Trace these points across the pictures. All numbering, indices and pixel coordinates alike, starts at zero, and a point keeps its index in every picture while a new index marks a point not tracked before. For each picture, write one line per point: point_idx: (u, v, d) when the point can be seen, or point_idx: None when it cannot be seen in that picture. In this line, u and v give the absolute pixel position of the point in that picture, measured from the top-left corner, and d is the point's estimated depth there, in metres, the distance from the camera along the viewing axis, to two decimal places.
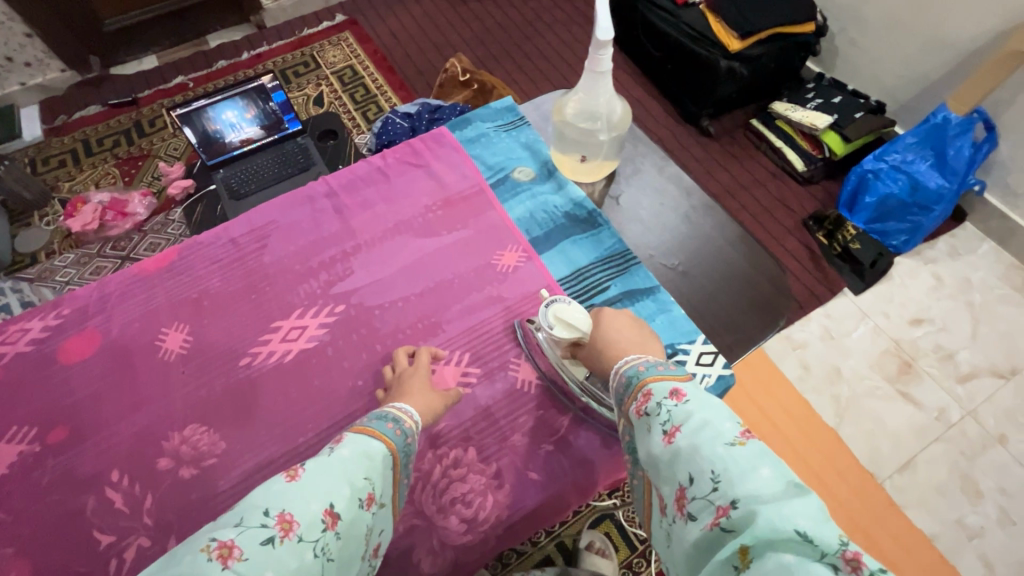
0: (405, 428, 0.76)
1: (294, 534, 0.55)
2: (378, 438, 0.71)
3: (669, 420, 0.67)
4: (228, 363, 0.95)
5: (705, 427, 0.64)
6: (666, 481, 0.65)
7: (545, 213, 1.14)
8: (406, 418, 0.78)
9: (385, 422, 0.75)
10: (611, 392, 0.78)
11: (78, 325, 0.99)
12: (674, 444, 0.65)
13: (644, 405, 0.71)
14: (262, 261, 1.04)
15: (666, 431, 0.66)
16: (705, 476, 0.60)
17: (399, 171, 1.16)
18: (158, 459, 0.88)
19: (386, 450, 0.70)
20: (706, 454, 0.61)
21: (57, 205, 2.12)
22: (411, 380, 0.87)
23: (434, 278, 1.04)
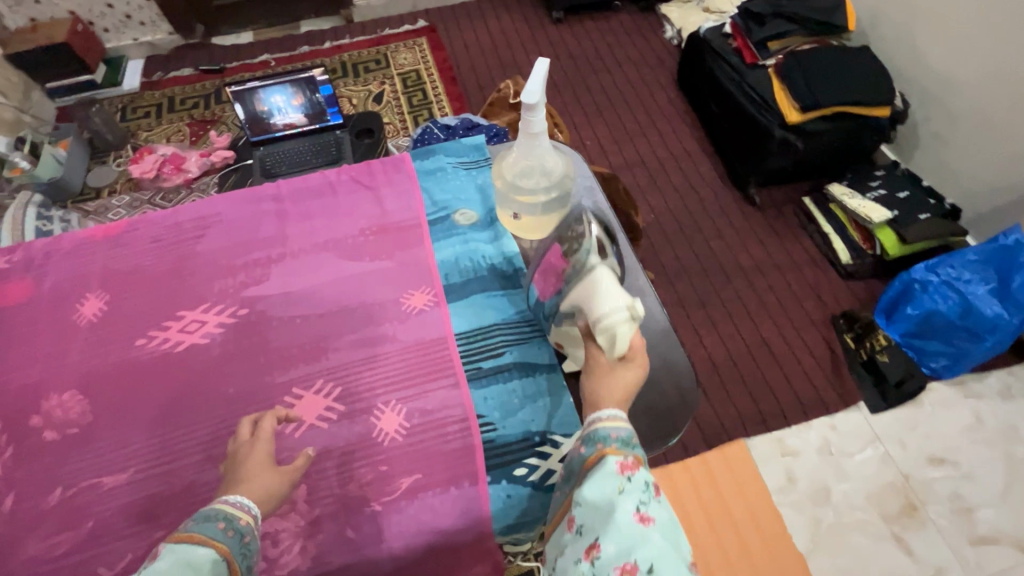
0: (240, 526, 0.56)
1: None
2: (207, 541, 0.53)
3: (645, 502, 0.56)
4: (133, 338, 0.81)
5: (674, 536, 0.55)
6: (615, 542, 0.53)
7: (469, 262, 0.86)
8: (244, 513, 0.58)
9: (216, 524, 0.55)
10: (591, 426, 0.64)
11: (13, 268, 0.88)
12: (643, 525, 0.54)
13: (629, 468, 0.59)
14: (194, 251, 0.88)
15: (643, 510, 0.55)
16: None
17: (348, 189, 0.95)
18: (32, 417, 0.75)
19: (214, 560, 0.52)
20: (672, 560, 0.51)
21: (130, 149, 2.36)
22: (248, 458, 0.64)
23: (339, 302, 0.83)
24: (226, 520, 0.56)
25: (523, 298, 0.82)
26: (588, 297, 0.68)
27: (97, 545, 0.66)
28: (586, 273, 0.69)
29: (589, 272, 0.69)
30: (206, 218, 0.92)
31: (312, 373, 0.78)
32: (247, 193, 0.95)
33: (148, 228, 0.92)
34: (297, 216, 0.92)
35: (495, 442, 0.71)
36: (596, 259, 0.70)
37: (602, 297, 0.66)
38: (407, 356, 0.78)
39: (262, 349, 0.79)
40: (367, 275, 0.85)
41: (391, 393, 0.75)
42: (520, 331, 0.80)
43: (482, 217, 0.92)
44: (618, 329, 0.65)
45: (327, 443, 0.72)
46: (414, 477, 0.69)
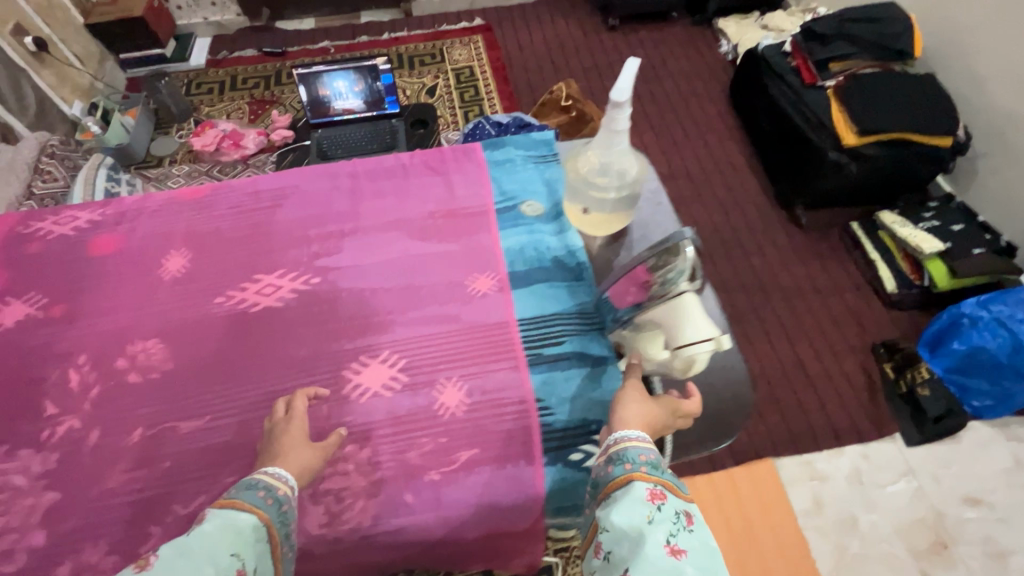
0: (278, 495, 0.58)
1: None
2: (250, 507, 0.55)
3: (676, 533, 0.54)
4: (212, 295, 0.85)
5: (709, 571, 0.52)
6: (644, 570, 0.50)
7: (534, 252, 0.88)
8: (282, 483, 0.60)
9: (257, 492, 0.57)
10: (621, 453, 0.63)
11: (105, 220, 0.93)
12: (674, 555, 0.51)
13: (659, 498, 0.57)
14: (272, 219, 0.92)
15: (673, 540, 0.52)
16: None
17: (420, 173, 0.98)
18: (117, 359, 0.79)
19: (258, 523, 0.54)
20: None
21: (192, 123, 2.45)
22: (284, 435, 0.67)
23: (406, 278, 0.86)
24: (266, 489, 0.58)
25: (586, 291, 0.84)
26: (672, 321, 0.67)
27: (173, 484, 0.69)
28: (674, 300, 0.66)
29: (678, 300, 0.66)
30: (285, 188, 0.96)
31: (378, 344, 0.81)
32: (324, 168, 0.99)
33: (228, 194, 0.97)
34: (369, 194, 0.96)
35: (551, 426, 0.73)
36: (685, 286, 0.66)
37: (692, 329, 0.66)
38: (470, 336, 0.80)
39: (333, 316, 0.83)
40: (434, 255, 0.88)
41: (452, 369, 0.78)
42: (581, 322, 0.81)
43: (548, 210, 0.94)
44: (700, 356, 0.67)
45: (391, 411, 0.74)
46: (473, 451, 0.71)
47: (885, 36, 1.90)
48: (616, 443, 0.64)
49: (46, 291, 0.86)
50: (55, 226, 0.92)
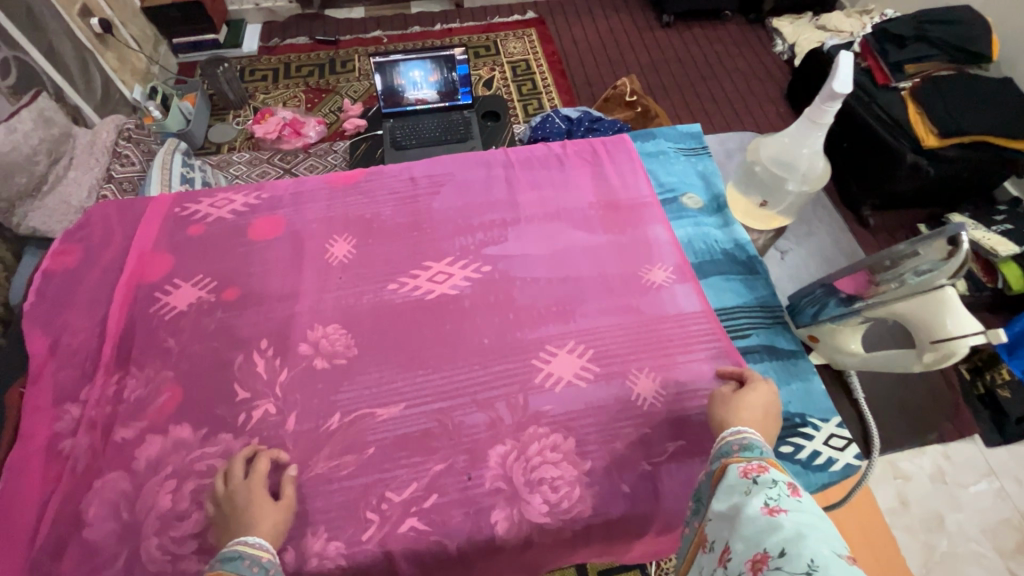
0: (263, 562, 0.57)
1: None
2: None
3: (777, 497, 0.52)
4: (384, 281, 0.84)
5: (820, 526, 0.49)
6: (744, 540, 0.50)
7: (703, 245, 0.88)
8: (267, 551, 0.58)
9: (241, 561, 0.56)
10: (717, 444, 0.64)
11: (261, 204, 0.92)
12: (770, 516, 0.50)
13: (754, 471, 0.57)
14: (432, 206, 0.92)
15: (768, 504, 0.52)
16: (801, 555, 0.45)
17: (573, 163, 0.98)
18: (299, 345, 0.79)
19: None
20: (810, 544, 0.46)
21: (249, 110, 2.42)
22: (246, 499, 0.63)
23: (578, 268, 0.86)
24: (251, 557, 0.56)
25: (765, 285, 0.84)
26: (917, 313, 0.75)
27: (382, 471, 0.69)
28: (941, 296, 0.73)
29: (947, 296, 0.73)
30: (439, 176, 0.96)
31: (561, 334, 0.80)
32: (472, 158, 0.99)
33: (380, 180, 0.96)
34: (523, 183, 0.95)
35: None
36: (944, 280, 0.72)
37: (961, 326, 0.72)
38: (654, 327, 0.80)
39: (511, 304, 0.82)
40: (602, 246, 0.88)
41: (643, 361, 0.77)
42: (765, 315, 0.81)
43: (707, 203, 0.94)
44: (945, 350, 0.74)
45: (588, 400, 0.74)
46: (680, 443, 0.71)
47: (963, 37, 1.89)
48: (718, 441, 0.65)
49: (214, 275, 0.85)
50: (213, 209, 0.92)
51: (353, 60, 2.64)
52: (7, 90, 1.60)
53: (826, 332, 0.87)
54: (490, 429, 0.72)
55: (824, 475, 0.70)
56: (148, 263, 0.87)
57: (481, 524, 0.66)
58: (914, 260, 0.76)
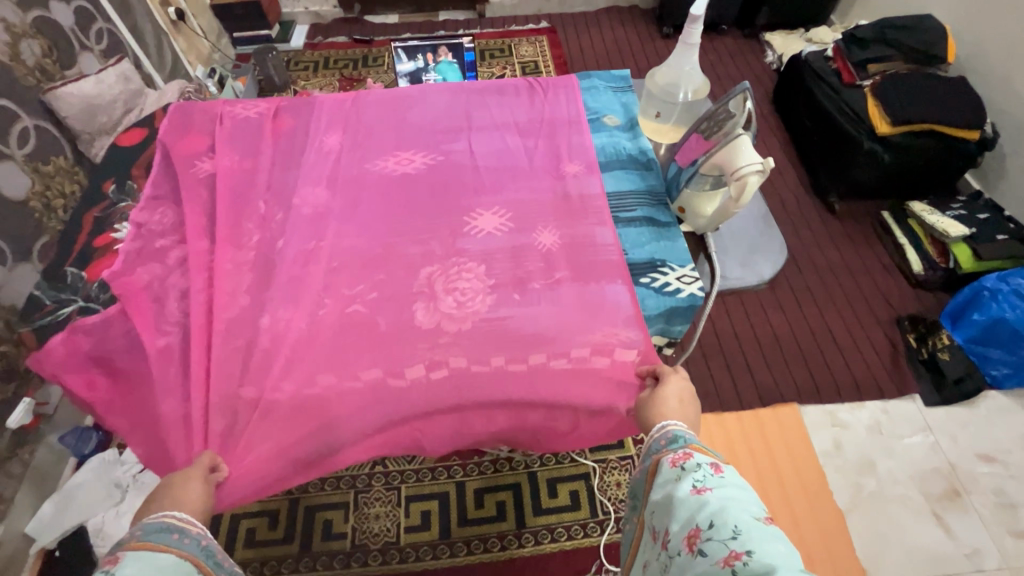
0: (193, 534, 0.63)
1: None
2: (168, 548, 0.59)
3: (703, 479, 0.62)
4: (363, 161, 1.10)
5: (738, 495, 0.59)
6: (681, 523, 0.59)
7: (612, 149, 1.10)
8: (194, 525, 0.65)
9: (171, 534, 0.62)
10: (644, 440, 0.73)
11: (275, 108, 1.20)
12: (700, 496, 0.60)
13: (682, 459, 0.66)
14: (405, 116, 1.18)
15: (696, 485, 0.61)
16: (727, 524, 0.55)
17: (521, 91, 1.22)
18: (292, 198, 1.04)
19: (181, 560, 0.59)
20: (731, 514, 0.56)
21: (290, 92, 2.80)
22: (181, 485, 0.70)
23: (509, 161, 1.09)
24: (181, 530, 0.63)
25: (655, 176, 1.05)
26: (727, 152, 0.86)
27: (341, 277, 0.94)
28: (735, 139, 0.86)
29: (737, 139, 0.86)
30: (413, 95, 1.22)
31: (488, 202, 1.03)
32: (443, 85, 1.23)
33: (368, 98, 1.23)
34: (479, 103, 1.20)
35: (625, 261, 0.95)
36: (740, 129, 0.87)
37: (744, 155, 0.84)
38: (561, 201, 1.02)
39: (456, 181, 1.06)
40: (532, 148, 1.11)
41: (548, 223, 1.00)
42: (650, 197, 1.02)
43: (623, 123, 1.16)
44: (749, 178, 0.84)
45: (501, 242, 0.97)
46: (567, 273, 0.93)
47: (923, 41, 2.09)
48: (648, 438, 0.75)
49: (235, 151, 1.12)
50: (239, 109, 1.19)
51: (384, 56, 3.00)
52: (99, 53, 1.98)
53: (688, 200, 0.95)
54: (425, 254, 0.96)
55: (672, 299, 0.91)
56: (186, 141, 1.14)
57: (407, 310, 0.90)
58: (728, 118, 0.90)
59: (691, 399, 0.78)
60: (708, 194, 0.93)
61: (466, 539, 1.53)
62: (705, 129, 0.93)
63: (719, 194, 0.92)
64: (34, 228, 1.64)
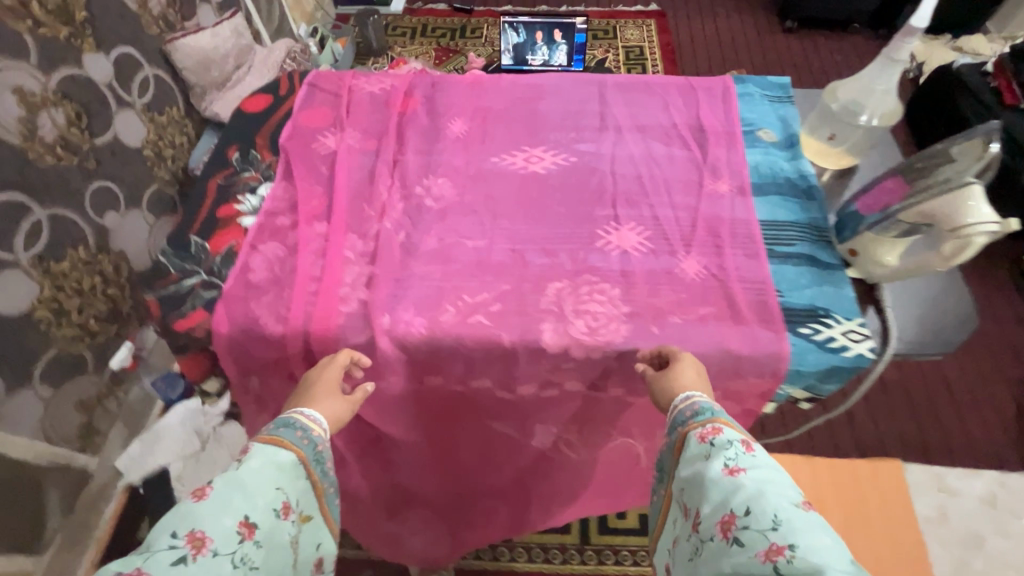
0: (313, 436, 0.73)
1: (207, 548, 0.57)
2: (290, 447, 0.69)
3: (735, 457, 0.63)
4: (489, 154, 1.03)
5: (770, 478, 0.61)
6: (713, 504, 0.61)
7: (770, 170, 0.98)
8: (316, 426, 0.74)
9: (294, 430, 0.72)
10: (670, 416, 0.73)
11: (400, 86, 1.13)
12: (733, 477, 0.62)
13: (711, 434, 0.67)
14: (537, 107, 1.09)
15: (728, 466, 0.62)
16: (766, 513, 0.57)
17: (665, 90, 1.10)
18: (415, 188, 0.98)
19: (296, 460, 0.69)
20: (770, 501, 0.58)
21: (386, 58, 2.73)
22: (320, 384, 0.78)
23: (652, 172, 0.99)
24: (302, 430, 0.72)
25: (819, 208, 0.92)
26: (945, 202, 0.73)
27: (462, 281, 0.87)
28: (963, 190, 0.72)
29: (967, 190, 0.72)
30: (546, 86, 1.13)
31: (627, 217, 0.94)
32: (580, 76, 1.13)
33: (498, 83, 1.15)
34: (618, 101, 1.09)
35: (782, 304, 0.82)
36: (972, 177, 0.72)
37: (971, 211, 0.71)
38: (708, 225, 0.91)
39: (588, 186, 0.97)
40: (678, 159, 1.00)
41: (693, 248, 0.89)
42: (813, 232, 0.89)
43: (781, 141, 1.03)
44: (975, 238, 0.71)
45: (639, 264, 0.88)
46: (713, 309, 0.82)
47: None
48: (669, 410, 0.74)
49: (359, 129, 1.06)
50: (365, 83, 1.14)
51: (482, 28, 2.89)
52: (216, 5, 1.97)
53: (863, 244, 0.83)
54: (552, 267, 0.88)
55: (834, 357, 0.78)
56: (310, 114, 1.09)
57: (533, 329, 0.82)
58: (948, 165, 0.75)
59: (703, 375, 0.76)
60: (891, 240, 0.79)
61: (524, 544, 1.40)
62: (914, 171, 0.79)
63: (908, 242, 0.79)
64: (145, 174, 1.68)
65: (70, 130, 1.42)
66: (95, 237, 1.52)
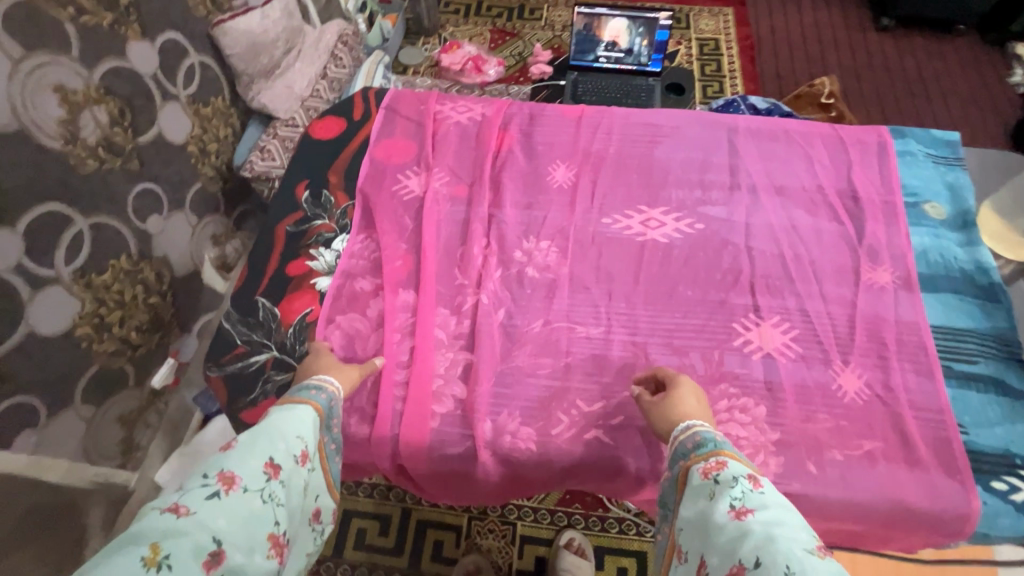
0: (329, 393, 0.63)
1: (238, 485, 0.48)
2: (308, 402, 0.59)
3: (741, 496, 0.49)
4: (600, 213, 0.87)
5: (786, 519, 0.47)
6: (717, 553, 0.47)
7: (942, 258, 0.82)
8: (330, 384, 0.64)
9: (308, 390, 0.61)
10: (671, 448, 0.59)
11: (494, 118, 0.98)
12: (740, 522, 0.47)
13: (713, 469, 0.53)
14: (655, 155, 0.93)
15: (733, 507, 0.48)
16: (776, 562, 0.42)
17: (809, 141, 0.93)
18: (514, 252, 0.84)
19: (314, 414, 0.59)
20: (780, 545, 0.44)
21: (437, 39, 2.37)
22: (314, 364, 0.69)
23: (796, 249, 0.83)
24: (315, 386, 0.62)
25: (1006, 316, 0.77)
26: None
27: (575, 382, 0.74)
28: None
29: None
30: (664, 127, 0.96)
31: (769, 309, 0.79)
32: (704, 118, 0.97)
33: (606, 120, 0.98)
34: (752, 151, 0.93)
35: (966, 444, 0.69)
36: None
37: None
38: (867, 326, 0.76)
39: (720, 265, 0.82)
40: (827, 234, 0.84)
41: (849, 356, 0.75)
42: (999, 346, 0.75)
43: (952, 218, 0.86)
44: None
45: (789, 376, 0.73)
46: (881, 444, 0.69)
47: None
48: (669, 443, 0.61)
49: (448, 171, 0.92)
50: (453, 111, 0.99)
51: (542, 9, 2.49)
52: None
53: None
54: (682, 373, 0.74)
55: None
56: (392, 147, 0.95)
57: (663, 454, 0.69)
58: None
59: (698, 398, 0.64)
60: None
61: None
62: None
63: None
64: (188, 173, 1.35)
65: (114, 130, 1.13)
66: (137, 243, 1.21)
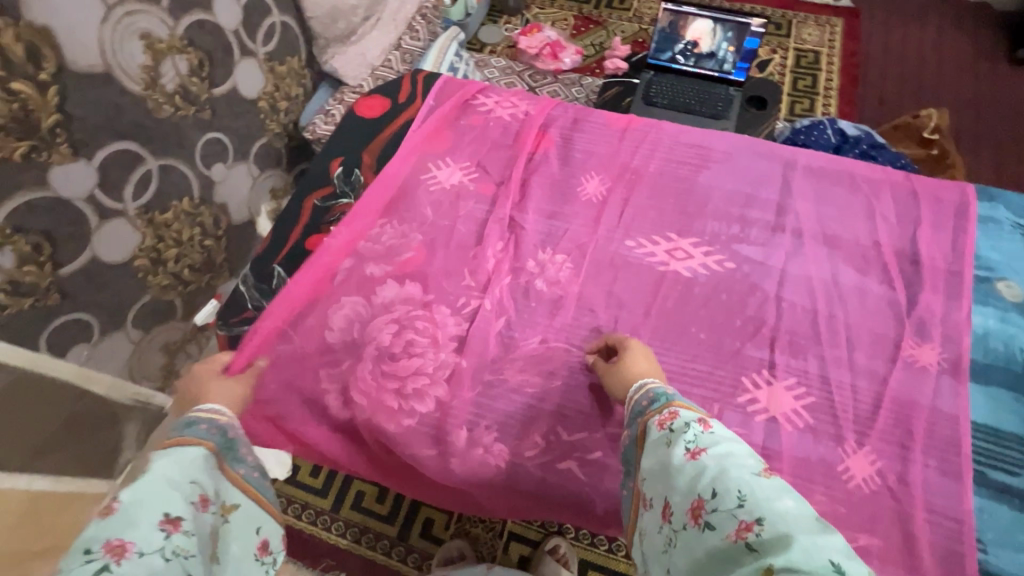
0: (221, 423, 0.58)
1: (132, 551, 0.45)
2: (198, 442, 0.55)
3: (694, 438, 0.50)
4: (625, 235, 0.83)
5: (735, 450, 0.49)
6: (674, 491, 0.48)
7: (1006, 347, 0.71)
8: (221, 413, 0.60)
9: (198, 426, 0.57)
10: (625, 410, 0.60)
11: (537, 118, 0.95)
12: (695, 460, 0.48)
13: (666, 420, 0.53)
14: (698, 180, 0.87)
15: (687, 448, 0.49)
16: (730, 490, 0.45)
17: (874, 189, 0.84)
18: (528, 262, 0.82)
19: (208, 451, 0.55)
20: (733, 475, 0.46)
21: (520, 19, 2.31)
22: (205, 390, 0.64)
23: (831, 308, 0.76)
24: (205, 421, 0.57)
25: None
26: None
27: (560, 408, 0.71)
28: None
29: None
30: (713, 152, 0.90)
31: (786, 369, 0.72)
32: (760, 147, 0.89)
33: (653, 135, 0.93)
34: (806, 191, 0.85)
35: (985, 565, 0.60)
36: None
37: None
38: (893, 408, 0.69)
39: (743, 311, 0.76)
40: (872, 297, 0.76)
41: (865, 438, 0.68)
42: None
43: None
44: None
45: (791, 446, 0.67)
46: (880, 541, 0.62)
47: None
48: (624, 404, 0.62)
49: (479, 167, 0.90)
50: (497, 106, 0.97)
51: None
52: None
53: None
54: None
55: None
56: (429, 135, 0.94)
57: None
58: None
59: (648, 357, 0.66)
60: None
61: None
62: None
63: None
64: (255, 128, 1.31)
65: (192, 80, 1.10)
66: (200, 188, 1.18)
